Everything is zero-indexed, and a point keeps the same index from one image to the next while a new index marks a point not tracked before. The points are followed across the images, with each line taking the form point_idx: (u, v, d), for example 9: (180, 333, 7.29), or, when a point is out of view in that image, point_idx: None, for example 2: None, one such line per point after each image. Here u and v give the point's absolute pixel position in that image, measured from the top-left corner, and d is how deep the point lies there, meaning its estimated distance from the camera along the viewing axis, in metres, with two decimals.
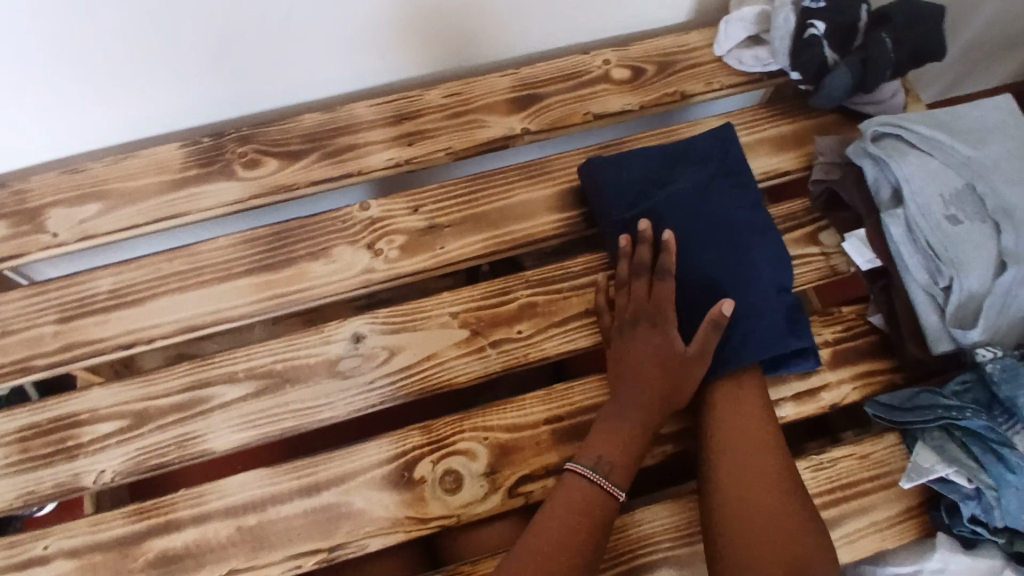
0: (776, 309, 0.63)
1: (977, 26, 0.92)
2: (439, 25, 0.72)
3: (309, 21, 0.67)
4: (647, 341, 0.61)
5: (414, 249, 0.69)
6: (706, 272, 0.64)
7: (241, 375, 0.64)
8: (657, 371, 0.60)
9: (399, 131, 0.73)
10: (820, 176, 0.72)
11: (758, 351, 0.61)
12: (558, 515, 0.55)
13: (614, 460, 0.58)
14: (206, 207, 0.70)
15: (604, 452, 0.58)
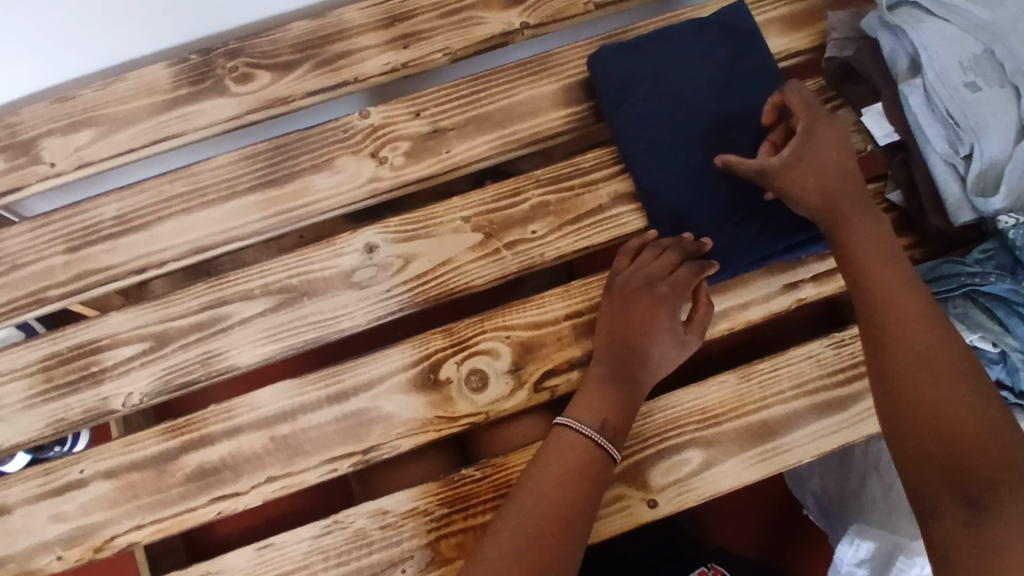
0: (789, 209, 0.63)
1: None
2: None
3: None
4: (642, 307, 0.59)
5: (419, 155, 0.67)
6: (722, 172, 0.64)
7: (258, 292, 0.63)
8: (646, 337, 0.59)
9: (393, 34, 0.70)
10: (834, 53, 0.70)
11: (764, 259, 0.63)
12: (549, 479, 0.53)
13: (616, 423, 0.56)
14: (202, 126, 0.69)
15: (608, 416, 0.56)
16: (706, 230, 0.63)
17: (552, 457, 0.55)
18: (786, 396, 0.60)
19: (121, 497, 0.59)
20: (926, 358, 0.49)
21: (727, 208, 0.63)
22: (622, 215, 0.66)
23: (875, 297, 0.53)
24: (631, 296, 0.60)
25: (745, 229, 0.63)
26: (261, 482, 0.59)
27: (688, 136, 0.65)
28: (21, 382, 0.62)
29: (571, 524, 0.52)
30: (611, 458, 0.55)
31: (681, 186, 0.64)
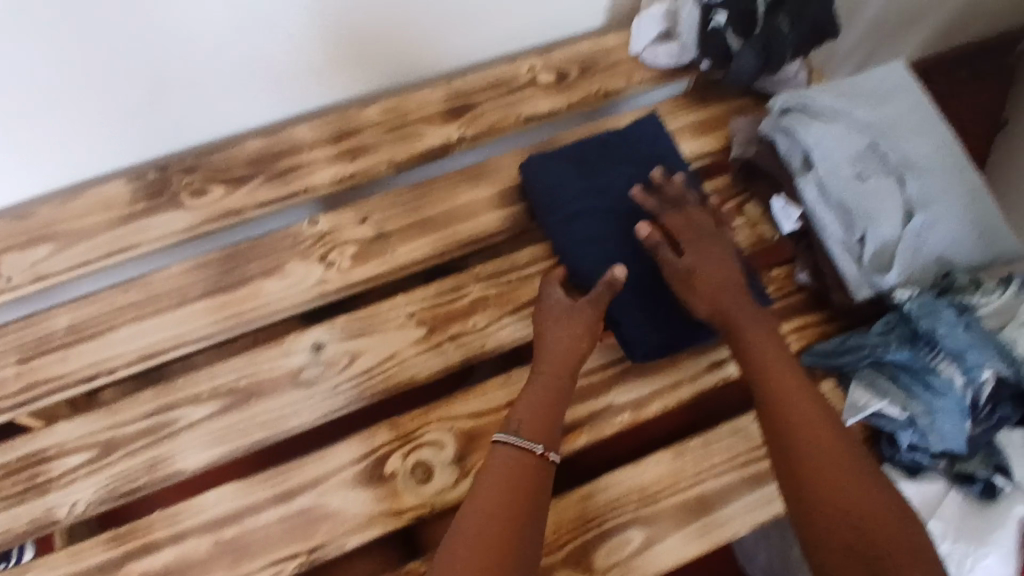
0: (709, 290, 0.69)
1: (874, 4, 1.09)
2: (367, 33, 0.75)
3: (247, 47, 0.71)
4: (555, 314, 0.64)
5: (364, 257, 0.71)
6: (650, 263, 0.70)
7: (206, 395, 0.65)
8: (566, 341, 0.62)
9: (340, 148, 0.77)
10: (739, 153, 0.78)
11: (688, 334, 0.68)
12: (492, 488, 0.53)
13: (528, 420, 0.58)
14: (158, 237, 0.72)
15: (522, 414, 0.58)
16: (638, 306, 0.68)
17: (496, 467, 0.54)
18: (718, 471, 0.64)
19: None
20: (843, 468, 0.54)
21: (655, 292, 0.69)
22: None
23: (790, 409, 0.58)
24: (549, 307, 0.65)
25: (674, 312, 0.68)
26: None
27: (617, 231, 0.71)
28: None
29: (511, 537, 0.50)
30: (530, 452, 0.56)
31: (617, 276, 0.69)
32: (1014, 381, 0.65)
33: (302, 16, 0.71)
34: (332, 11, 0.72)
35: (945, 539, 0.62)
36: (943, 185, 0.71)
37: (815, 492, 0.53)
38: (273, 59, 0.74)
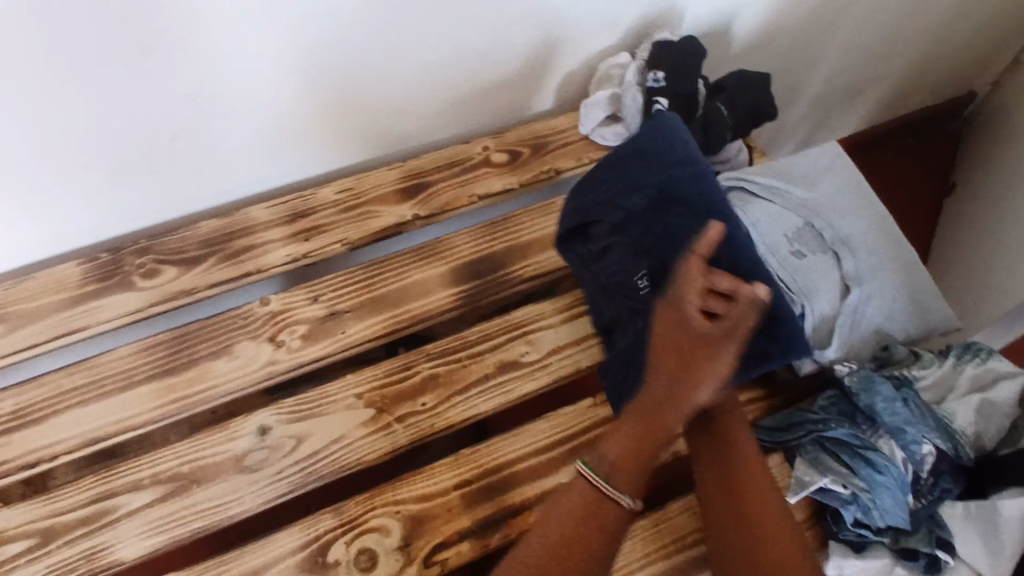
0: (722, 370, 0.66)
1: (818, 83, 1.15)
2: (323, 117, 0.78)
3: (206, 133, 0.73)
4: (670, 341, 0.58)
5: (315, 337, 0.72)
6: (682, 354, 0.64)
7: (147, 482, 0.64)
8: (666, 378, 0.58)
9: (295, 228, 0.78)
10: None
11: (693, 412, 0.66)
12: (563, 517, 0.55)
13: (615, 461, 0.57)
14: (108, 319, 0.72)
15: (608, 453, 0.58)
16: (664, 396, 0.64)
17: (565, 498, 0.56)
18: (667, 552, 0.64)
19: None
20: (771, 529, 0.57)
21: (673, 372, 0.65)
22: (508, 382, 0.71)
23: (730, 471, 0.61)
24: (659, 334, 0.59)
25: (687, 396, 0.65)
26: None
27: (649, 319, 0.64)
28: None
29: (586, 548, 0.54)
30: (620, 504, 0.56)
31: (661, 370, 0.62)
32: (953, 455, 0.67)
33: (261, 105, 0.73)
34: (290, 99, 0.74)
35: None
36: (876, 261, 0.74)
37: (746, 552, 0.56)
38: (231, 144, 0.76)
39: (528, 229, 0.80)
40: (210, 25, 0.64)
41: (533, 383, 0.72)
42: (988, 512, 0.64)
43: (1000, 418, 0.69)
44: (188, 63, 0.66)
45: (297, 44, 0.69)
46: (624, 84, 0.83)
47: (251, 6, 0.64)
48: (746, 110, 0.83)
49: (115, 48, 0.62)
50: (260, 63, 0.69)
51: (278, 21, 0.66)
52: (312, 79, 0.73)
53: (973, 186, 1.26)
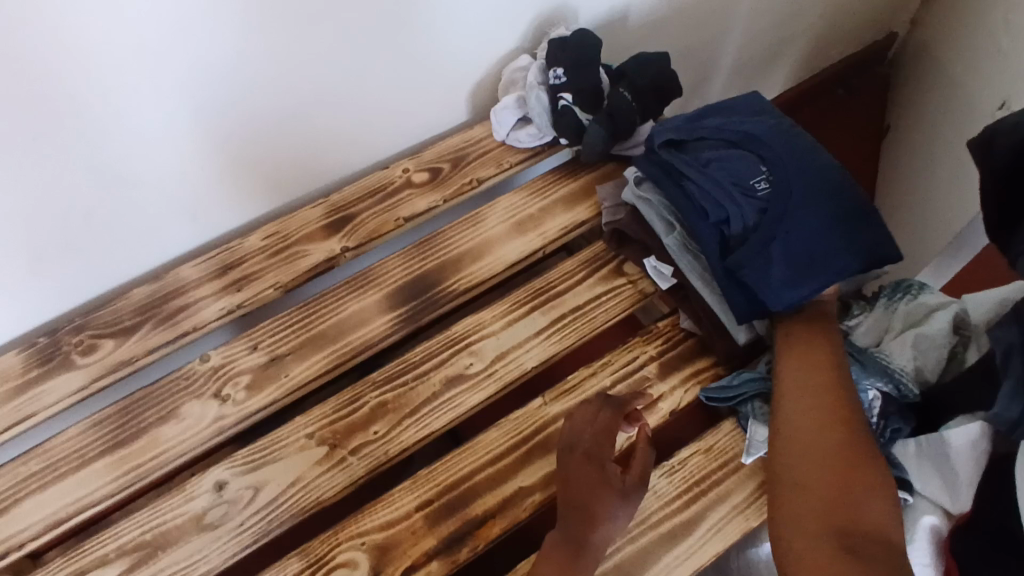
0: (817, 238, 0.67)
1: (735, 51, 1.16)
2: (244, 166, 0.79)
3: (124, 202, 0.74)
4: (593, 417, 0.66)
5: (260, 385, 0.72)
6: (860, 202, 0.69)
7: (112, 556, 0.64)
8: (588, 449, 0.64)
9: (226, 281, 0.78)
10: (609, 219, 0.81)
11: (792, 290, 0.67)
12: (567, 547, 0.61)
13: (566, 512, 0.62)
14: (52, 402, 0.72)
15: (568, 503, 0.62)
16: (838, 253, 0.67)
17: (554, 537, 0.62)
18: (634, 536, 0.64)
19: None
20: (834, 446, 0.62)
21: (769, 249, 0.67)
22: (457, 397, 0.72)
23: (802, 393, 0.65)
24: (586, 411, 0.66)
25: (784, 269, 0.67)
26: None
27: (823, 187, 0.69)
28: None
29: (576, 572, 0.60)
30: None
31: (848, 248, 0.67)
32: (897, 396, 0.67)
33: (172, 167, 0.74)
34: (194, 158, 0.74)
35: None
36: None
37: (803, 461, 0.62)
38: (303, 119, 0.79)
39: (458, 242, 0.81)
40: (96, 103, 0.64)
41: (481, 393, 0.72)
42: (937, 445, 0.63)
43: (937, 349, 0.69)
44: (90, 139, 0.67)
45: (192, 105, 0.70)
46: (527, 86, 0.85)
47: (137, 77, 0.64)
48: (648, 86, 0.84)
49: (10, 138, 0.62)
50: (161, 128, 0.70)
51: (170, 85, 0.67)
52: (222, 133, 0.74)
53: (903, 126, 1.28)
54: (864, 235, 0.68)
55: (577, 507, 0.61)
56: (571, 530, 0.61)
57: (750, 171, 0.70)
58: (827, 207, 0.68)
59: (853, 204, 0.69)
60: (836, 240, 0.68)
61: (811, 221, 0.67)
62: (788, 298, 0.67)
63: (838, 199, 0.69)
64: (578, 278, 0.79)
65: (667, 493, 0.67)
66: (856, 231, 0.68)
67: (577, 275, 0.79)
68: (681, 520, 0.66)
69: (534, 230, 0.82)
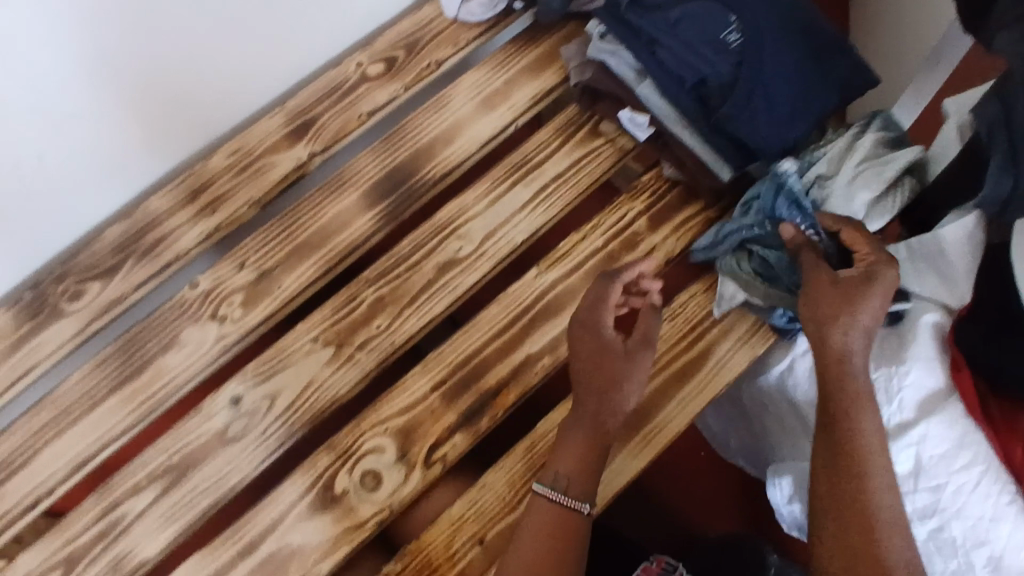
0: (795, 79, 0.68)
1: None
2: (176, 90, 0.76)
3: (49, 134, 0.71)
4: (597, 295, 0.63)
5: (255, 300, 0.72)
6: (828, 33, 0.69)
7: (146, 483, 0.65)
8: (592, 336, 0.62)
9: (199, 205, 0.76)
10: (578, 79, 0.77)
11: (779, 136, 0.68)
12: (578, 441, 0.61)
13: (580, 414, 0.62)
14: (51, 351, 0.72)
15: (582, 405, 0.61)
16: (817, 91, 0.68)
17: (567, 441, 0.61)
18: (646, 380, 0.66)
19: None
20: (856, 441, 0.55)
21: (752, 99, 0.67)
22: (452, 282, 0.72)
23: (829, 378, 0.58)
24: (590, 293, 0.64)
25: (772, 117, 0.67)
26: None
27: (791, 24, 0.68)
28: None
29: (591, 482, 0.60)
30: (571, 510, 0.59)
31: (825, 85, 0.68)
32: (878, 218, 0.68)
33: (93, 86, 0.71)
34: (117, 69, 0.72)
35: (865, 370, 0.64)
36: None
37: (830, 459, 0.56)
38: (240, 29, 0.77)
39: (426, 129, 0.79)
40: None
41: (476, 274, 0.72)
42: (930, 245, 0.62)
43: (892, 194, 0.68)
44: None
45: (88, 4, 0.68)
46: None
47: None
48: None
49: None
50: (72, 38, 0.69)
51: None
52: (145, 51, 0.73)
53: None
54: (837, 65, 0.69)
55: (590, 388, 0.62)
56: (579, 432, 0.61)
57: (721, 22, 0.68)
58: (800, 46, 0.68)
59: (822, 37, 0.69)
60: (812, 78, 0.68)
61: (787, 60, 0.68)
62: (777, 143, 0.68)
63: (807, 36, 0.69)
64: (555, 144, 0.77)
65: (672, 336, 0.68)
66: (828, 63, 0.69)
67: (554, 142, 0.77)
68: (689, 359, 0.67)
69: (503, 104, 0.80)
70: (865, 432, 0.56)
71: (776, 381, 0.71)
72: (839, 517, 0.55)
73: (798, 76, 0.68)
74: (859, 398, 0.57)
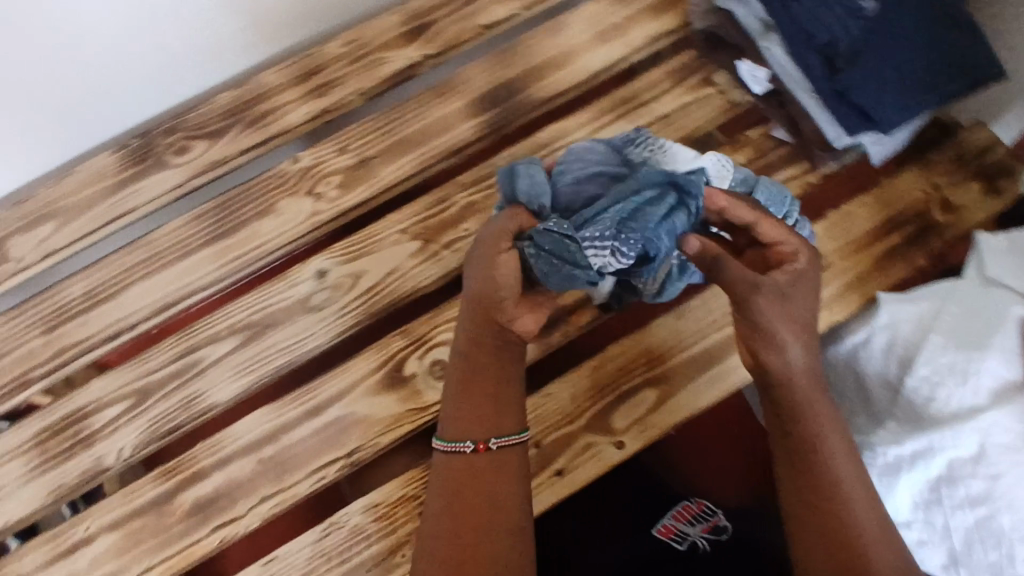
0: (924, 54, 0.67)
1: None
2: None
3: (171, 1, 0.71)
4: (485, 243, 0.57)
5: (352, 184, 0.74)
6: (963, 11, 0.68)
7: (225, 334, 0.68)
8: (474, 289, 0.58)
9: (309, 87, 0.78)
10: (699, 24, 0.78)
11: (900, 111, 0.68)
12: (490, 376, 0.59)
13: (469, 362, 0.59)
14: (151, 199, 0.75)
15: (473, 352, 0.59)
16: (944, 70, 0.68)
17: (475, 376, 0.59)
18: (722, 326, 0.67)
19: (128, 544, 0.64)
20: (826, 449, 0.56)
21: (881, 69, 0.66)
22: None
23: (796, 391, 0.57)
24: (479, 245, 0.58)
25: (897, 90, 0.67)
26: (256, 503, 0.63)
27: None
28: (19, 460, 0.68)
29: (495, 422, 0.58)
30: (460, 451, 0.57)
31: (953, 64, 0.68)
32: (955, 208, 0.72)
33: None
34: None
35: (947, 351, 0.64)
36: None
37: (800, 470, 0.56)
38: None
39: (541, 51, 0.79)
40: None
41: None
42: None
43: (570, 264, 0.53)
44: None
45: None
46: None
47: None
48: None
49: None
50: None
51: None
52: None
53: None
54: (967, 47, 0.68)
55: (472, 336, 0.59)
56: (485, 368, 0.59)
57: None
58: (935, 20, 0.67)
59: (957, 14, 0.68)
60: (940, 56, 0.68)
61: (920, 33, 0.67)
62: (897, 117, 0.68)
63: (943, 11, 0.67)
64: (667, 86, 0.78)
65: None
66: (958, 42, 0.68)
67: (666, 85, 0.78)
68: None
69: (621, 39, 0.79)
70: (830, 440, 0.56)
71: (847, 352, 0.71)
72: (824, 534, 0.54)
73: (927, 52, 0.67)
74: (818, 407, 0.57)
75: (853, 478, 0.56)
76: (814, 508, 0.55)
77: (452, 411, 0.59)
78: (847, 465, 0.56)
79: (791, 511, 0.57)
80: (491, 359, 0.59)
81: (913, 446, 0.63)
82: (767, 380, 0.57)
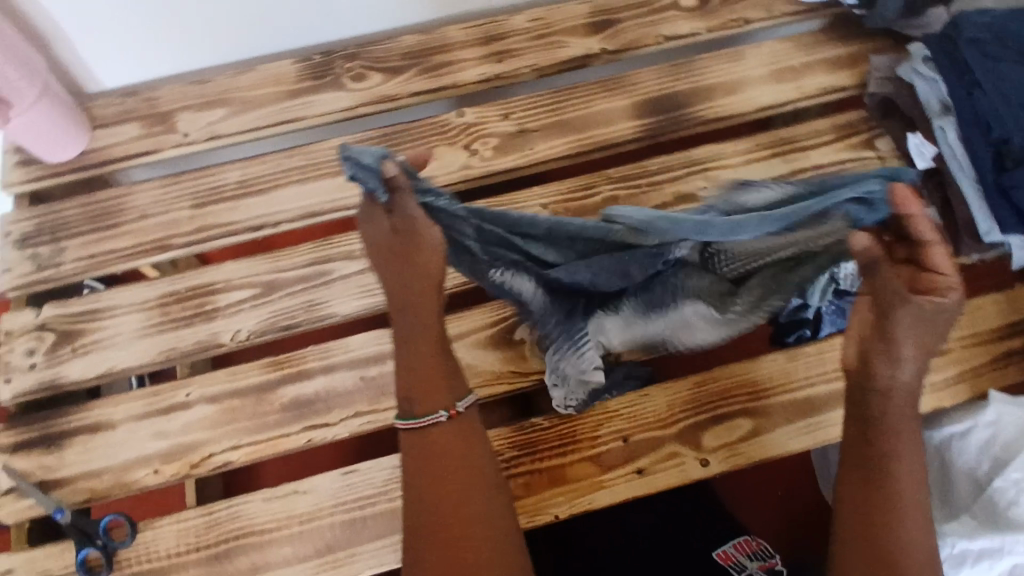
0: None
1: None
2: None
3: None
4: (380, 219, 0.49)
5: (507, 149, 0.77)
6: None
7: (358, 254, 0.72)
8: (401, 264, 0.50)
9: (488, 50, 0.81)
10: (874, 90, 0.79)
11: None
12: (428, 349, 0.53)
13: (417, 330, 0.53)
14: (320, 113, 0.79)
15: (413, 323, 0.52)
16: None
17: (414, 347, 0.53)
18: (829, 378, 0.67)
19: (222, 419, 0.67)
20: (899, 463, 0.51)
21: None
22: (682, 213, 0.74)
23: (885, 403, 0.51)
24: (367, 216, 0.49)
25: None
26: (351, 416, 0.66)
27: None
28: (141, 315, 0.72)
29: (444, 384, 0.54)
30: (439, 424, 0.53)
31: None
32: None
33: None
34: None
35: None
36: None
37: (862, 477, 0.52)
38: None
39: (713, 74, 0.81)
40: None
41: None
42: None
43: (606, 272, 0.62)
44: None
45: None
46: None
47: None
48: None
49: None
50: None
51: None
52: None
53: None
54: None
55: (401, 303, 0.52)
56: (422, 341, 0.53)
57: None
58: None
59: None
60: None
61: None
62: None
63: None
64: (828, 138, 0.78)
65: None
66: None
67: (828, 136, 0.78)
68: None
69: (793, 82, 0.81)
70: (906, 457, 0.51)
71: (941, 438, 0.70)
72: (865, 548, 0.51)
73: None
74: (906, 436, 0.51)
75: (913, 494, 0.51)
76: (864, 522, 0.51)
77: (413, 382, 0.53)
78: (914, 483, 0.51)
79: (839, 506, 0.53)
80: (423, 321, 0.52)
81: (984, 544, 0.62)
82: (866, 388, 0.52)
